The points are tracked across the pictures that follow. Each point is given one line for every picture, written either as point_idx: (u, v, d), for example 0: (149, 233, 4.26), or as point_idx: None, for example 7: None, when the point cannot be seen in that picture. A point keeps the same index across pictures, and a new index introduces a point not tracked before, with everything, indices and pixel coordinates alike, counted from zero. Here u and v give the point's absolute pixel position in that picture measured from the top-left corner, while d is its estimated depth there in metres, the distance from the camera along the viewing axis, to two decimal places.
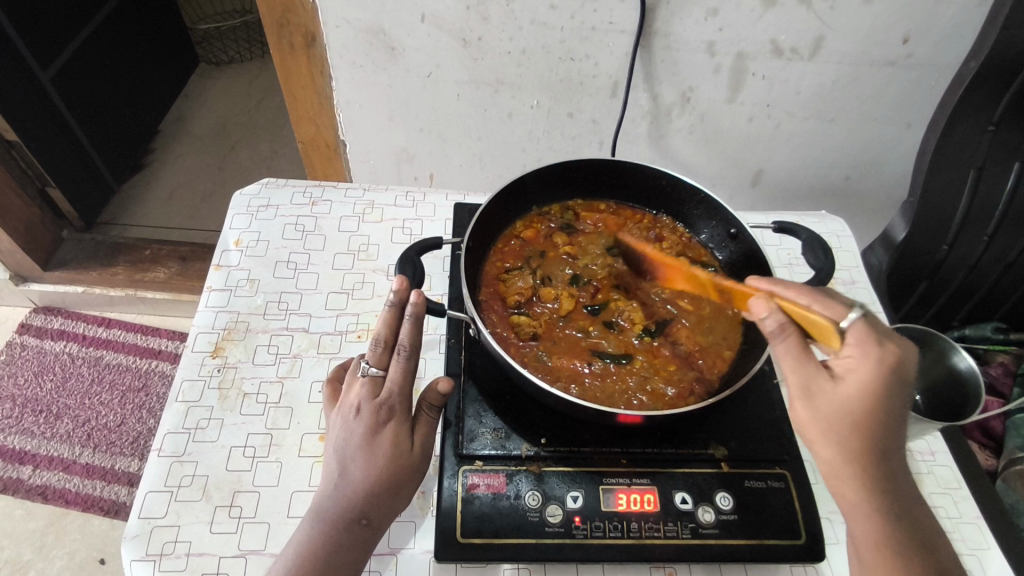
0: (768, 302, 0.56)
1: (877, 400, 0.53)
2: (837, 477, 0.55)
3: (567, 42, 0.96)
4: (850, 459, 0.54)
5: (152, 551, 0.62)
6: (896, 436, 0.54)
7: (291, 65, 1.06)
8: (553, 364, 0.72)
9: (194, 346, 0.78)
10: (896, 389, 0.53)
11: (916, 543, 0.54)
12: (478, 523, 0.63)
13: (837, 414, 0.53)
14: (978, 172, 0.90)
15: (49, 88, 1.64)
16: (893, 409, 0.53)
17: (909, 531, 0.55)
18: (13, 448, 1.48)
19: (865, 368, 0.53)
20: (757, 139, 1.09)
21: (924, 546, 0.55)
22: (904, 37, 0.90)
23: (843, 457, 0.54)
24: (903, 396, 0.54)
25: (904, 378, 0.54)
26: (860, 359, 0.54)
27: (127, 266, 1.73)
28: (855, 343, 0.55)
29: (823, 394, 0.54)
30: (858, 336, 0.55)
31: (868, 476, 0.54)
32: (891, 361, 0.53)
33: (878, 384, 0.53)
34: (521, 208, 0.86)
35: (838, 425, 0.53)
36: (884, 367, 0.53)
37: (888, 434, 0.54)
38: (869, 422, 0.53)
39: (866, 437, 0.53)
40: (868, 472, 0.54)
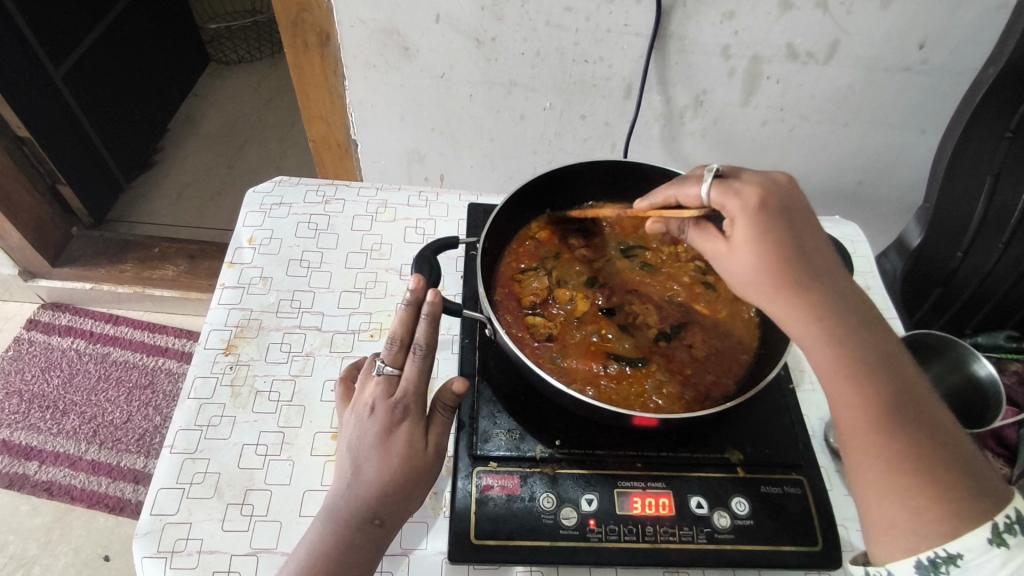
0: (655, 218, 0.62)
1: (762, 242, 0.55)
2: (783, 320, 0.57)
3: (581, 44, 0.96)
4: (778, 291, 0.56)
5: (164, 548, 0.62)
6: (816, 260, 0.56)
7: (305, 63, 1.06)
8: (569, 366, 0.72)
9: (207, 343, 0.78)
10: (779, 223, 0.55)
11: (879, 375, 0.54)
12: (492, 524, 0.63)
13: (745, 269, 0.56)
14: (995, 178, 0.90)
15: (61, 85, 1.65)
16: (787, 245, 0.55)
17: (872, 359, 0.55)
18: (19, 443, 1.48)
19: (737, 216, 0.56)
20: (769, 143, 1.09)
21: (889, 375, 0.54)
22: (920, 42, 0.90)
23: (767, 294, 0.56)
24: (789, 224, 0.56)
25: (780, 212, 0.56)
26: (731, 211, 0.56)
27: (136, 263, 1.73)
28: (716, 201, 0.57)
29: (724, 258, 0.58)
30: (720, 200, 0.57)
31: (811, 304, 0.55)
32: (755, 202, 0.55)
33: (757, 226, 0.55)
34: (536, 209, 0.86)
35: (749, 276, 0.56)
36: (753, 212, 0.55)
37: (803, 264, 0.56)
38: (773, 262, 0.55)
39: (779, 277, 0.55)
40: (808, 301, 0.55)
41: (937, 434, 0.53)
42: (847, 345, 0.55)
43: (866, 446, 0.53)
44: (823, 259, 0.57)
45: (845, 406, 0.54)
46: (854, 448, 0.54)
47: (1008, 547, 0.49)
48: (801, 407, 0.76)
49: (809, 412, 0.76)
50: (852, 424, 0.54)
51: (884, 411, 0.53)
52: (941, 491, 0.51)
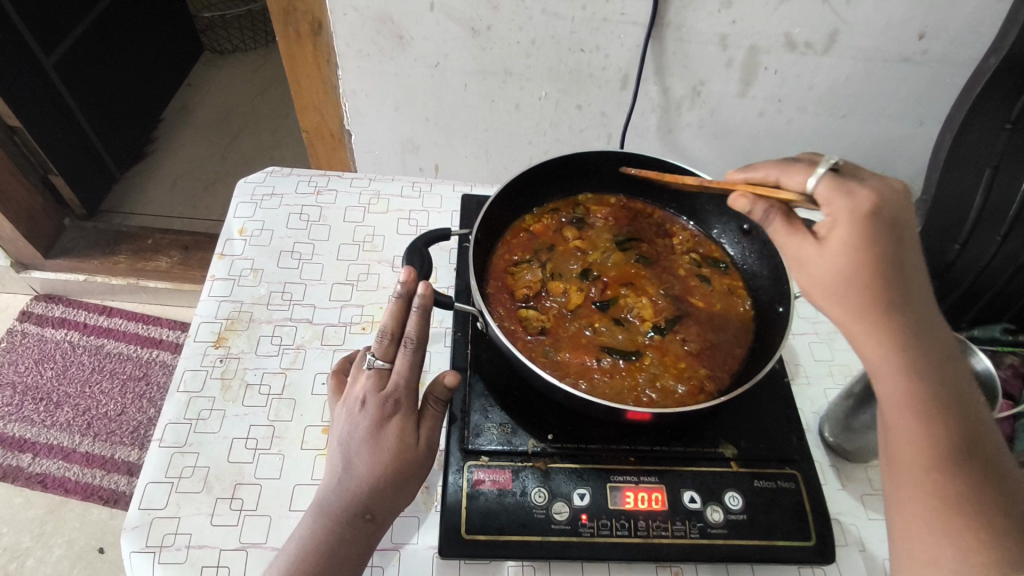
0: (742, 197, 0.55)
1: (864, 249, 0.51)
2: (853, 337, 0.54)
3: (577, 33, 0.94)
4: (857, 311, 0.52)
5: (152, 543, 0.62)
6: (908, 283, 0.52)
7: (297, 52, 1.04)
8: (562, 359, 0.71)
9: (196, 335, 0.77)
10: (886, 232, 0.52)
11: (944, 411, 0.51)
12: (483, 519, 0.62)
13: (828, 273, 0.53)
14: (994, 170, 0.89)
15: (51, 73, 1.63)
16: (891, 258, 0.51)
17: (941, 395, 0.52)
18: (13, 435, 1.48)
19: (841, 213, 0.52)
20: (767, 135, 1.08)
21: (957, 414, 0.51)
22: (921, 32, 0.89)
23: (847, 310, 0.53)
24: (894, 238, 0.52)
25: (892, 221, 0.52)
26: (837, 210, 0.52)
27: (129, 255, 1.72)
28: (825, 193, 0.53)
29: (810, 259, 0.54)
30: (827, 193, 0.53)
31: (887, 329, 0.52)
32: (867, 205, 0.51)
33: (863, 231, 0.51)
34: (531, 201, 0.85)
35: (832, 284, 0.53)
36: (864, 213, 0.51)
37: (895, 282, 0.52)
38: (868, 274, 0.51)
39: (869, 291, 0.52)
40: (884, 323, 0.52)
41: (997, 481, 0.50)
42: (918, 375, 0.52)
43: (918, 481, 0.51)
44: (921, 281, 0.54)
45: (902, 437, 0.52)
46: (902, 480, 0.52)
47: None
48: (796, 401, 0.76)
49: (804, 406, 0.76)
50: (910, 457, 0.51)
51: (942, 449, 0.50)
52: (992, 538, 0.48)
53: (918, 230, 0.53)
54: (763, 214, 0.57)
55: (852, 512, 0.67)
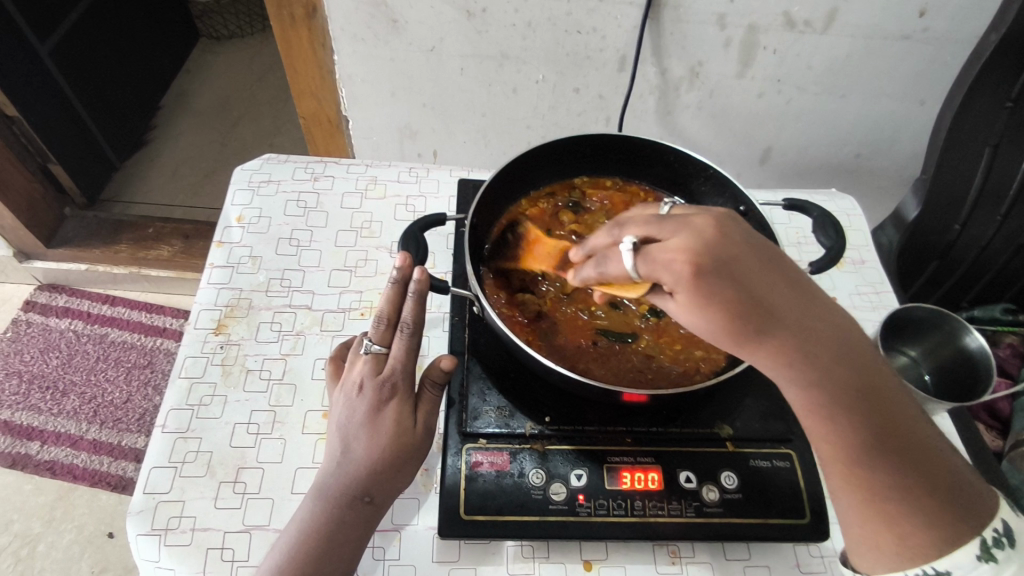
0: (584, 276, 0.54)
1: (708, 305, 0.46)
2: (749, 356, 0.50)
3: (574, 14, 0.93)
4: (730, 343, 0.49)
5: (158, 526, 0.63)
6: (766, 301, 0.48)
7: (292, 37, 1.04)
8: (559, 342, 0.72)
9: (196, 322, 0.78)
10: (716, 276, 0.46)
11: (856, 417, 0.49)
12: (481, 500, 0.63)
13: (692, 322, 0.49)
14: (994, 149, 0.88)
15: (47, 63, 1.62)
16: (735, 303, 0.47)
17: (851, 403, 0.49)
18: (21, 423, 1.49)
19: (665, 277, 0.46)
20: (766, 115, 1.07)
21: (871, 414, 0.49)
22: (921, 9, 0.88)
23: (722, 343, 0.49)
24: (729, 276, 0.46)
25: (710, 268, 0.46)
26: (665, 269, 0.46)
27: (131, 244, 1.72)
28: (640, 261, 0.48)
29: (675, 311, 0.49)
30: (645, 267, 0.47)
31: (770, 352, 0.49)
32: (685, 262, 0.45)
33: (690, 285, 0.46)
34: (526, 185, 0.85)
35: (695, 326, 0.49)
36: (687, 267, 0.45)
37: (758, 315, 0.48)
38: (733, 318, 0.47)
39: (730, 326, 0.48)
40: (760, 348, 0.49)
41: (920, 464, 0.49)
42: (827, 392, 0.49)
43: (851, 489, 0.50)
44: (785, 285, 0.49)
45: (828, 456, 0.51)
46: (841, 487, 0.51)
47: (997, 564, 0.48)
48: None
49: None
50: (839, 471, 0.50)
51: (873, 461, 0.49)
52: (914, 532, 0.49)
53: (746, 249, 0.47)
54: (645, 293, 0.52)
55: None
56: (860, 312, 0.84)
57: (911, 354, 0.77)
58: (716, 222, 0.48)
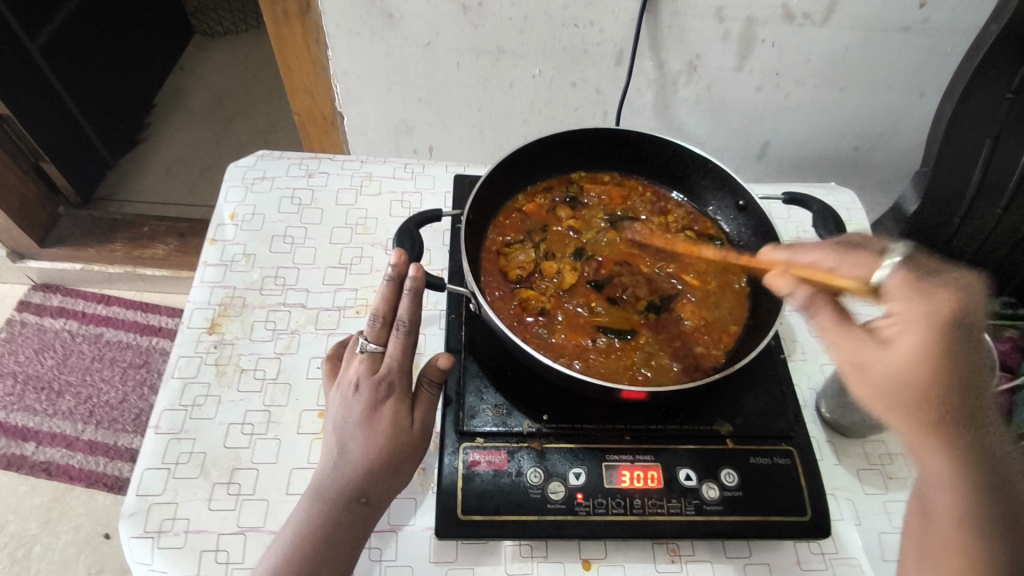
0: (787, 278, 0.56)
1: (937, 363, 0.47)
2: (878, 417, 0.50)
3: (570, 8, 0.92)
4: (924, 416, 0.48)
5: (151, 528, 0.62)
6: (971, 377, 0.48)
7: (285, 32, 1.03)
8: (557, 341, 0.71)
9: (190, 322, 0.77)
10: (961, 338, 0.48)
11: (991, 509, 0.47)
12: (479, 499, 0.62)
13: (897, 380, 0.48)
14: (994, 141, 0.87)
15: (38, 60, 1.60)
16: (968, 367, 0.47)
17: (992, 490, 0.48)
18: (16, 424, 1.48)
19: (918, 331, 0.48)
20: (765, 109, 1.06)
21: (1009, 506, 0.48)
22: (921, 0, 0.87)
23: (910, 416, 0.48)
24: (968, 348, 0.48)
25: (969, 327, 0.48)
26: (909, 313, 0.49)
27: (125, 243, 1.71)
28: (897, 296, 0.50)
29: (875, 366, 0.49)
30: (899, 289, 0.50)
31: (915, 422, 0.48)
32: (946, 312, 0.48)
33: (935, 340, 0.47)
34: (523, 179, 0.84)
35: (907, 392, 0.48)
36: (933, 321, 0.48)
37: (965, 388, 0.48)
38: (937, 384, 0.47)
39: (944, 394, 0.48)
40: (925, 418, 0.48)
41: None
42: (973, 475, 0.48)
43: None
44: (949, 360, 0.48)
45: (954, 551, 0.48)
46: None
47: None
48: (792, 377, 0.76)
49: (800, 382, 0.76)
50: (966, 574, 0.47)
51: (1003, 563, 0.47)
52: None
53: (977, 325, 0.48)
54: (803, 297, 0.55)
55: (849, 487, 0.68)
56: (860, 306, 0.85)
57: None
58: (913, 279, 0.50)
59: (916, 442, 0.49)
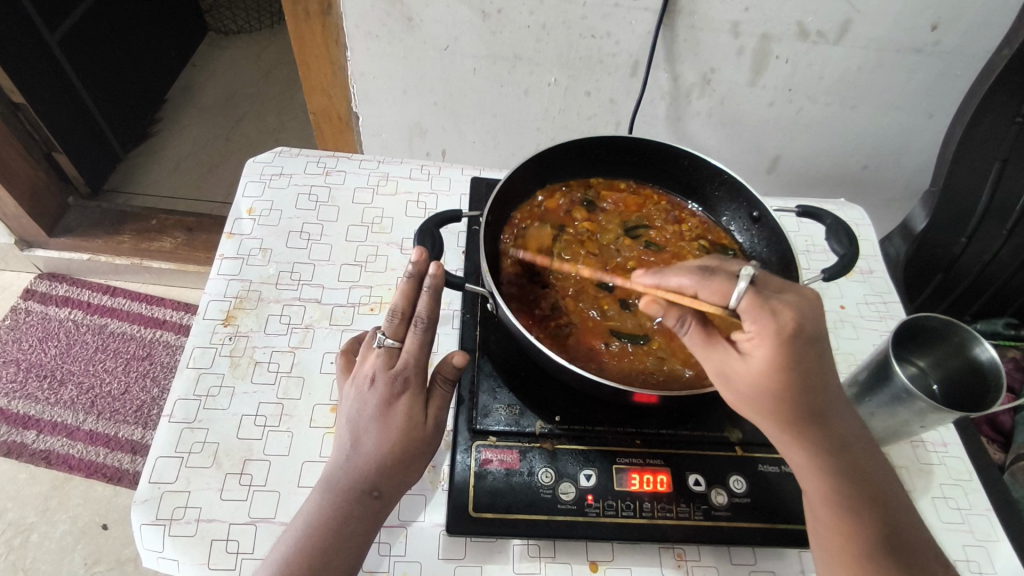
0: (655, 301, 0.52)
1: (787, 377, 0.50)
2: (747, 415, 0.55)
3: (588, 18, 0.94)
4: (777, 413, 0.52)
5: (162, 516, 0.62)
6: (818, 376, 0.51)
7: (306, 32, 1.04)
8: (569, 343, 0.71)
9: (205, 313, 0.77)
10: (810, 352, 0.49)
11: (853, 484, 0.54)
12: (490, 497, 0.63)
13: (753, 391, 0.51)
14: (1003, 163, 0.88)
15: (56, 51, 1.62)
16: (813, 374, 0.50)
17: (845, 465, 0.54)
18: (17, 412, 1.48)
19: (764, 354, 0.49)
20: (776, 124, 1.08)
21: (867, 479, 0.54)
22: (933, 24, 0.88)
23: (767, 414, 0.52)
24: (813, 359, 0.50)
25: (811, 341, 0.49)
26: (759, 335, 0.49)
27: (134, 234, 1.71)
28: (748, 319, 0.50)
29: (736, 379, 0.52)
30: (749, 312, 0.49)
31: (773, 415, 0.52)
32: (790, 328, 0.48)
33: (781, 363, 0.49)
34: (539, 183, 0.85)
35: (759, 400, 0.52)
36: (781, 343, 0.48)
37: (815, 388, 0.51)
38: (785, 394, 0.51)
39: (793, 400, 0.51)
40: (780, 410, 0.52)
41: (907, 540, 0.54)
42: (829, 455, 0.53)
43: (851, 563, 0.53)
44: (798, 373, 0.50)
45: (827, 525, 0.54)
46: (832, 556, 0.54)
47: None
48: None
49: None
50: (837, 540, 0.54)
51: (871, 533, 0.53)
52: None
53: (818, 338, 0.49)
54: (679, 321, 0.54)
55: None
56: (867, 322, 0.86)
57: (920, 363, 0.77)
58: (756, 304, 0.49)
59: (776, 433, 0.54)
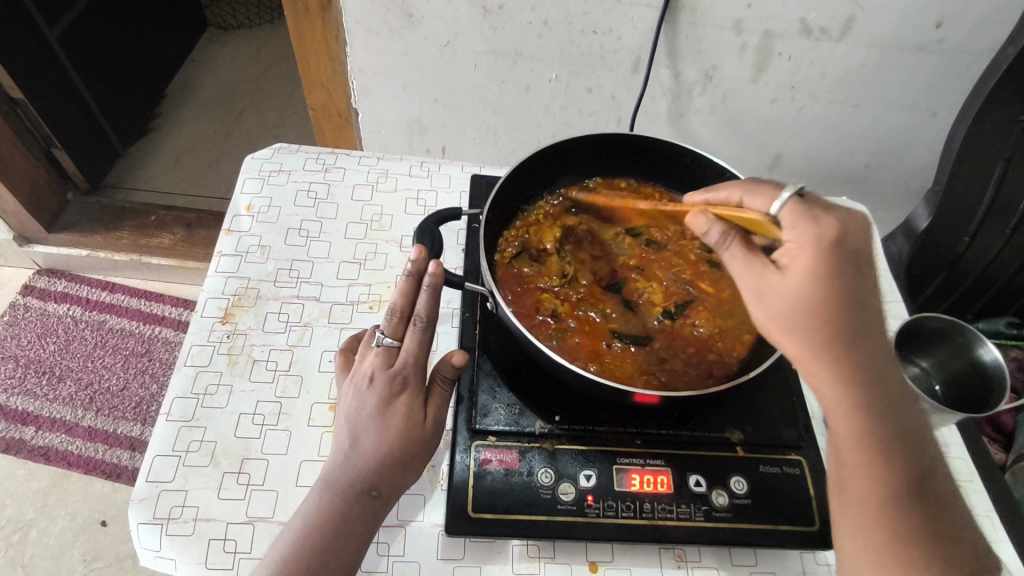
0: (705, 215, 0.54)
1: (832, 283, 0.49)
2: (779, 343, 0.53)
3: (590, 14, 0.93)
4: (814, 334, 0.50)
5: (159, 515, 0.62)
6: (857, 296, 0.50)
7: (305, 27, 1.03)
8: (570, 344, 0.71)
9: (203, 311, 0.77)
10: (853, 260, 0.49)
11: (886, 426, 0.51)
12: (489, 498, 0.62)
13: (792, 303, 0.50)
14: (1006, 162, 0.88)
15: (54, 46, 1.61)
16: (851, 292, 0.49)
17: (877, 405, 0.51)
18: (16, 408, 1.48)
19: (807, 256, 0.49)
20: (778, 122, 1.07)
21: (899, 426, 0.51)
22: (938, 21, 0.87)
23: (803, 335, 0.50)
24: (855, 274, 0.50)
25: (856, 249, 0.50)
26: (800, 244, 0.50)
27: (133, 230, 1.71)
28: (790, 224, 0.51)
29: (778, 290, 0.50)
30: (790, 219, 0.51)
31: (811, 334, 0.50)
32: (829, 237, 0.49)
33: (825, 264, 0.49)
34: (540, 182, 0.85)
35: (794, 316, 0.50)
36: (825, 243, 0.49)
37: (851, 308, 0.50)
38: (826, 308, 0.49)
39: (827, 320, 0.50)
40: (818, 328, 0.50)
41: (933, 485, 0.51)
42: (863, 392, 0.51)
43: (871, 512, 0.50)
44: (839, 288, 0.49)
45: (855, 469, 0.51)
46: (852, 504, 0.52)
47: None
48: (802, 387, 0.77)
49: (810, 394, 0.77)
50: (858, 486, 0.51)
51: (898, 481, 0.50)
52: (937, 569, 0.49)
53: (860, 253, 0.50)
54: (719, 237, 0.54)
55: None
56: None
57: (924, 363, 0.76)
58: (796, 218, 0.51)
59: (808, 363, 0.51)
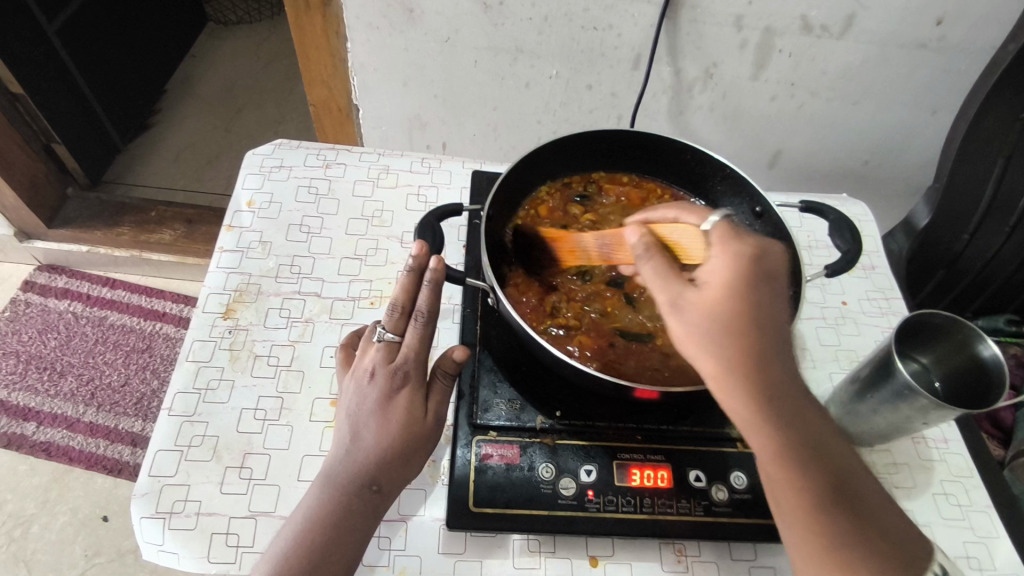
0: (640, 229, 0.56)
1: (744, 298, 0.50)
2: (692, 362, 0.51)
3: (591, 10, 0.93)
4: (728, 354, 0.49)
5: (162, 509, 0.62)
6: (764, 315, 0.50)
7: (305, 23, 1.03)
8: (573, 341, 0.71)
9: (204, 306, 0.77)
10: (762, 277, 0.51)
11: (803, 441, 0.50)
12: (491, 492, 0.63)
13: (707, 320, 0.49)
14: (1007, 160, 0.88)
15: (54, 41, 1.61)
16: (758, 310, 0.50)
17: (792, 423, 0.50)
18: (17, 404, 1.48)
19: (724, 273, 0.50)
20: (779, 118, 1.07)
21: (814, 441, 0.51)
22: (939, 17, 0.87)
23: (716, 355, 0.49)
24: (765, 291, 0.51)
25: (768, 270, 0.52)
26: (717, 261, 0.51)
27: (133, 226, 1.70)
28: (715, 242, 0.53)
29: (694, 307, 0.50)
30: (719, 237, 0.53)
31: (722, 354, 0.49)
32: (742, 256, 0.51)
33: (739, 280, 0.50)
34: (542, 176, 0.85)
35: (712, 335, 0.49)
36: (741, 260, 0.51)
37: (759, 324, 0.50)
38: (738, 325, 0.49)
39: (739, 338, 0.49)
40: (735, 348, 0.49)
41: (856, 491, 0.51)
42: (778, 411, 0.49)
43: (807, 525, 0.50)
44: (751, 306, 0.50)
45: (783, 487, 0.50)
46: (789, 519, 0.51)
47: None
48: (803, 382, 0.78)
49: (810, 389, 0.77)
50: (791, 502, 0.50)
51: (822, 493, 0.50)
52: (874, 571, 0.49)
53: (768, 272, 0.52)
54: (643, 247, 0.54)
55: None
56: (869, 318, 0.86)
57: (924, 360, 0.76)
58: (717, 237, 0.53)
59: (720, 387, 0.50)
